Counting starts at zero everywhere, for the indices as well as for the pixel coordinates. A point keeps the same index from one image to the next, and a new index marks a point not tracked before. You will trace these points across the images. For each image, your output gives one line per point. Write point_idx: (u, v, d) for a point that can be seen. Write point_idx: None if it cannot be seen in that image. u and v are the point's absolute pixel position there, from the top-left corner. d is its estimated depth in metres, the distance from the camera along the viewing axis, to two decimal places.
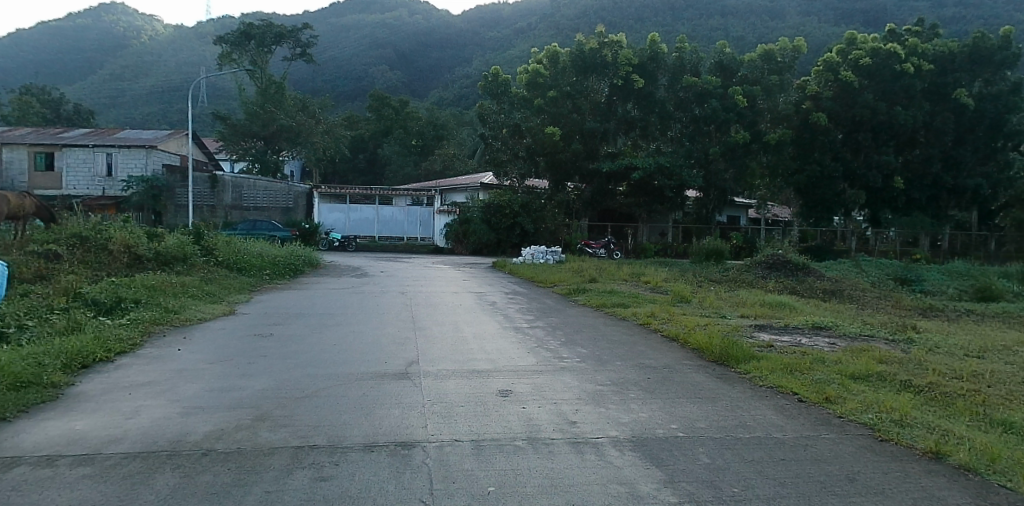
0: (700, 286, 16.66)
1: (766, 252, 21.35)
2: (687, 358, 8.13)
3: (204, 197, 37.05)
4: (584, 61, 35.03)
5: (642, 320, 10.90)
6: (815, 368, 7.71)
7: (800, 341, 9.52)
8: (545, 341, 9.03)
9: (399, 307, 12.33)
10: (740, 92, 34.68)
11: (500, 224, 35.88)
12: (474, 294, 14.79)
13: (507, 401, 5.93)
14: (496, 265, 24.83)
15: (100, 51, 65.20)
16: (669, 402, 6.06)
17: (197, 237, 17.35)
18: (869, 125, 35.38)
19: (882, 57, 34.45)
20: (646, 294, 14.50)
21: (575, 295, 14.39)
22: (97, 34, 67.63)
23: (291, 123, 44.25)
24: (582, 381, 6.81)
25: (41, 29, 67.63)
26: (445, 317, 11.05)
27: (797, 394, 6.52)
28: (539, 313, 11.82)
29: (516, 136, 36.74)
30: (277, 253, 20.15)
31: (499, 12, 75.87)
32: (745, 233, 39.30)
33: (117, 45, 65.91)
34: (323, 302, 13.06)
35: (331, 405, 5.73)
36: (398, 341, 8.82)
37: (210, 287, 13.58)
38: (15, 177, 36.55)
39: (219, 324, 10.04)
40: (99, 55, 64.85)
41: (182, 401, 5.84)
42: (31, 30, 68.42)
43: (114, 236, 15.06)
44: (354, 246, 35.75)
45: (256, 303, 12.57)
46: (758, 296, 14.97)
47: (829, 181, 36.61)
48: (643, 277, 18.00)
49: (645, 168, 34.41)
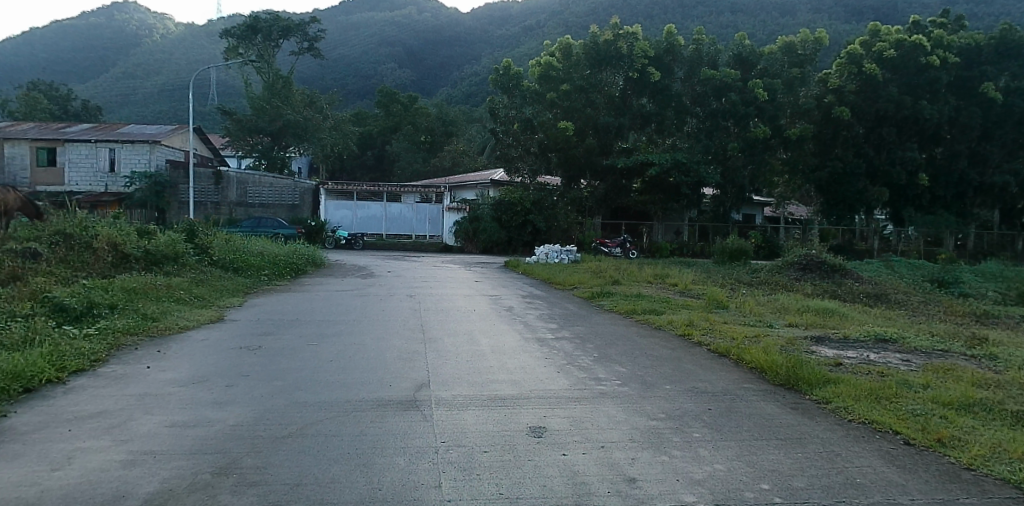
0: (731, 289, 15.37)
1: (798, 254, 19.91)
2: (746, 382, 6.86)
3: (208, 193, 35.97)
4: (598, 54, 33.68)
5: (681, 330, 9.64)
6: (904, 395, 6.45)
7: (870, 359, 8.27)
8: (576, 356, 7.78)
9: (406, 313, 11.06)
10: (761, 86, 33.27)
11: (511, 222, 34.51)
12: (489, 297, 13.53)
13: (541, 443, 4.67)
14: (509, 264, 23.61)
15: (112, 50, 64.78)
16: (746, 447, 4.79)
17: (190, 234, 16.10)
18: (894, 120, 33.90)
19: (906, 49, 32.85)
20: (676, 298, 13.19)
21: (598, 299, 13.10)
22: (109, 32, 67.01)
23: (298, 118, 43.06)
24: (630, 414, 5.54)
25: (56, 28, 67.39)
26: (458, 325, 9.80)
27: (901, 435, 5.29)
28: (563, 321, 10.56)
29: (527, 132, 35.41)
30: (279, 251, 18.95)
31: (508, 9, 74.59)
32: (764, 231, 38.00)
33: (130, 44, 65.49)
34: (323, 307, 11.85)
35: (321, 449, 4.49)
36: (404, 357, 7.56)
37: (200, 289, 12.37)
38: (16, 172, 35.62)
39: (204, 334, 8.80)
40: (111, 53, 64.41)
41: (131, 443, 4.61)
42: (46, 28, 68.14)
43: (100, 233, 13.87)
44: (361, 244, 34.57)
45: (249, 309, 11.35)
46: (799, 302, 13.67)
47: (851, 178, 35.16)
48: (669, 279, 16.71)
49: (661, 164, 33.06)
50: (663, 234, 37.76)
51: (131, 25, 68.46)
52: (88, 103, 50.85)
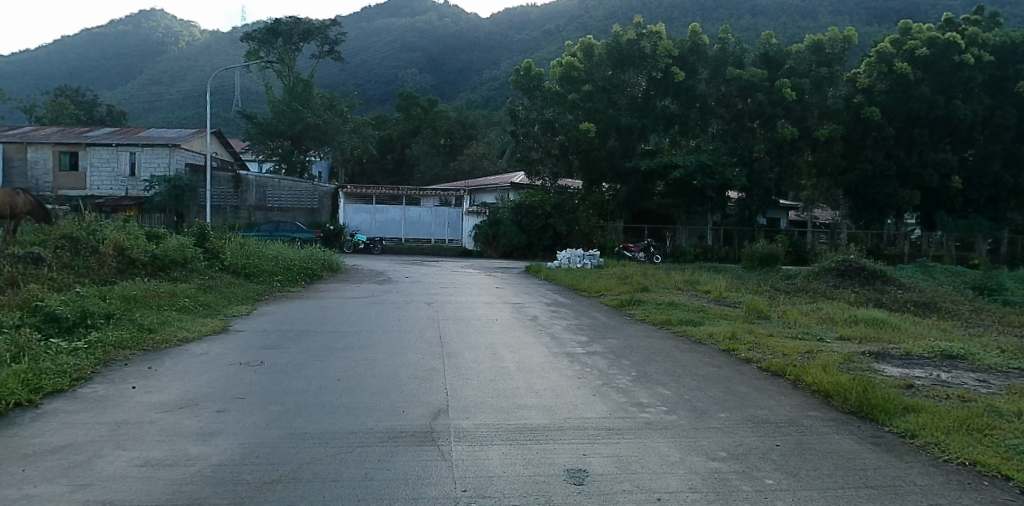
0: (769, 297, 14.39)
1: (835, 260, 18.85)
2: (810, 410, 5.97)
3: (227, 197, 35.63)
4: (620, 53, 32.73)
5: (724, 345, 8.72)
6: (999, 426, 5.50)
7: (942, 380, 7.30)
8: (613, 375, 6.96)
9: (423, 323, 10.25)
10: (789, 85, 32.13)
11: (532, 225, 33.80)
12: (512, 305, 12.70)
13: (584, 494, 3.84)
14: (531, 270, 22.72)
15: (139, 57, 65.43)
16: (831, 500, 3.92)
17: (201, 237, 15.42)
18: (926, 120, 32.57)
19: (939, 46, 31.55)
20: (712, 308, 12.26)
21: (627, 308, 12.21)
22: (137, 40, 67.69)
23: (318, 121, 42.67)
24: (686, 452, 4.68)
25: (85, 36, 68.21)
26: (478, 338, 8.97)
27: (1014, 480, 4.37)
28: (594, 333, 9.71)
29: (548, 134, 34.62)
30: (294, 255, 18.27)
31: (527, 14, 73.83)
32: (792, 236, 36.81)
33: (156, 51, 66.06)
34: (335, 316, 11.11)
35: (313, 501, 3.68)
36: (421, 376, 6.75)
37: (205, 296, 11.69)
38: (38, 177, 35.54)
39: (203, 347, 8.06)
40: (139, 61, 65.00)
41: (90, 489, 3.84)
42: (75, 37, 68.95)
43: (106, 237, 13.28)
44: (380, 248, 33.98)
45: (256, 318, 10.63)
46: (844, 311, 12.68)
47: (882, 181, 33.80)
48: (701, 286, 15.73)
49: (686, 166, 32.04)
50: (688, 238, 36.69)
51: (158, 32, 68.97)
52: (113, 108, 51.01)
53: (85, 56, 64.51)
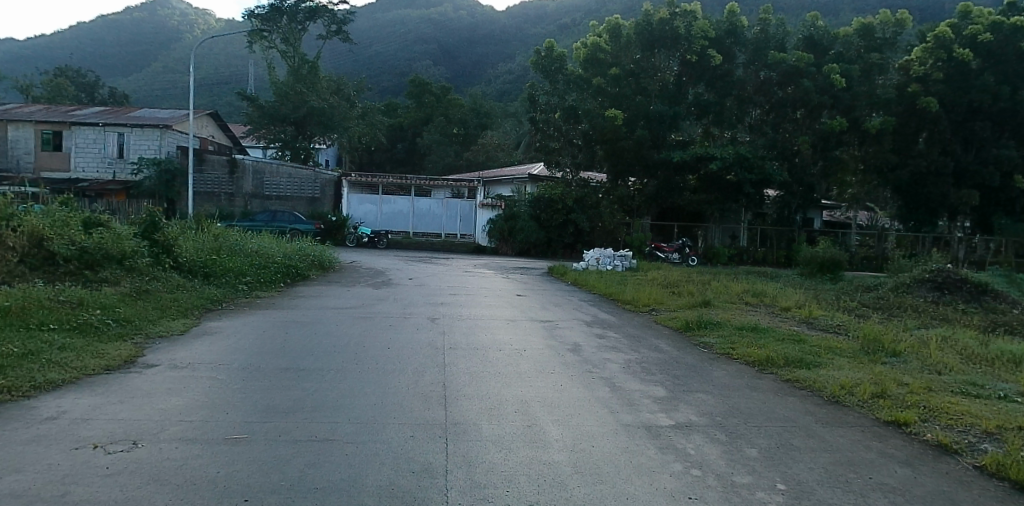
0: (866, 319, 11.27)
1: (926, 269, 15.63)
2: None
3: (222, 183, 32.60)
4: (651, 35, 29.21)
5: (888, 414, 5.60)
6: None
7: None
8: (750, 495, 3.79)
9: (421, 358, 7.15)
10: (838, 71, 28.58)
11: (552, 221, 30.58)
12: (543, 325, 9.61)
13: None
14: (555, 270, 19.62)
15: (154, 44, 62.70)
16: None
17: (151, 225, 12.40)
18: (988, 114, 28.96)
19: (1004, 32, 27.69)
20: (812, 336, 9.11)
21: (698, 334, 9.12)
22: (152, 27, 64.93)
23: (323, 105, 39.58)
24: None
25: (100, 22, 65.49)
26: (498, 391, 5.84)
27: None
28: (669, 379, 6.59)
29: (570, 122, 31.16)
30: (275, 250, 15.22)
31: (544, 6, 69.97)
32: (834, 237, 33.44)
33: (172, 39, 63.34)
34: (299, 340, 8.02)
35: None
36: (402, 496, 3.57)
37: (128, 307, 8.68)
38: (21, 157, 32.83)
39: (60, 404, 4.99)
40: (153, 47, 62.30)
41: None
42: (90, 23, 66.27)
43: (23, 225, 10.52)
44: (386, 242, 30.89)
45: (185, 342, 7.58)
46: (980, 345, 9.53)
47: (937, 178, 30.24)
48: (775, 302, 12.54)
49: (723, 158, 28.63)
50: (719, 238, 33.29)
51: (173, 20, 66.03)
52: (115, 91, 48.35)
53: (99, 43, 62.06)
